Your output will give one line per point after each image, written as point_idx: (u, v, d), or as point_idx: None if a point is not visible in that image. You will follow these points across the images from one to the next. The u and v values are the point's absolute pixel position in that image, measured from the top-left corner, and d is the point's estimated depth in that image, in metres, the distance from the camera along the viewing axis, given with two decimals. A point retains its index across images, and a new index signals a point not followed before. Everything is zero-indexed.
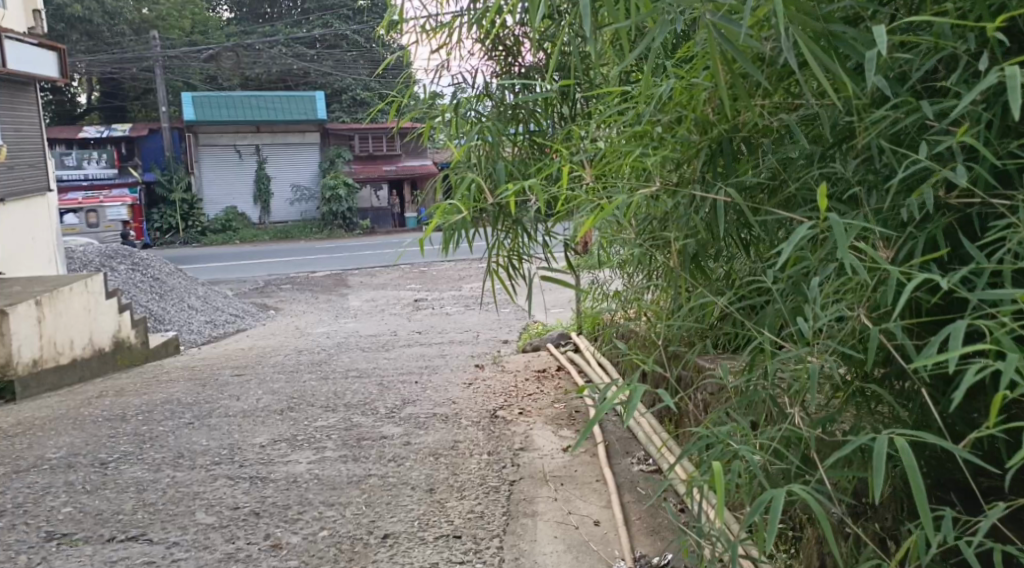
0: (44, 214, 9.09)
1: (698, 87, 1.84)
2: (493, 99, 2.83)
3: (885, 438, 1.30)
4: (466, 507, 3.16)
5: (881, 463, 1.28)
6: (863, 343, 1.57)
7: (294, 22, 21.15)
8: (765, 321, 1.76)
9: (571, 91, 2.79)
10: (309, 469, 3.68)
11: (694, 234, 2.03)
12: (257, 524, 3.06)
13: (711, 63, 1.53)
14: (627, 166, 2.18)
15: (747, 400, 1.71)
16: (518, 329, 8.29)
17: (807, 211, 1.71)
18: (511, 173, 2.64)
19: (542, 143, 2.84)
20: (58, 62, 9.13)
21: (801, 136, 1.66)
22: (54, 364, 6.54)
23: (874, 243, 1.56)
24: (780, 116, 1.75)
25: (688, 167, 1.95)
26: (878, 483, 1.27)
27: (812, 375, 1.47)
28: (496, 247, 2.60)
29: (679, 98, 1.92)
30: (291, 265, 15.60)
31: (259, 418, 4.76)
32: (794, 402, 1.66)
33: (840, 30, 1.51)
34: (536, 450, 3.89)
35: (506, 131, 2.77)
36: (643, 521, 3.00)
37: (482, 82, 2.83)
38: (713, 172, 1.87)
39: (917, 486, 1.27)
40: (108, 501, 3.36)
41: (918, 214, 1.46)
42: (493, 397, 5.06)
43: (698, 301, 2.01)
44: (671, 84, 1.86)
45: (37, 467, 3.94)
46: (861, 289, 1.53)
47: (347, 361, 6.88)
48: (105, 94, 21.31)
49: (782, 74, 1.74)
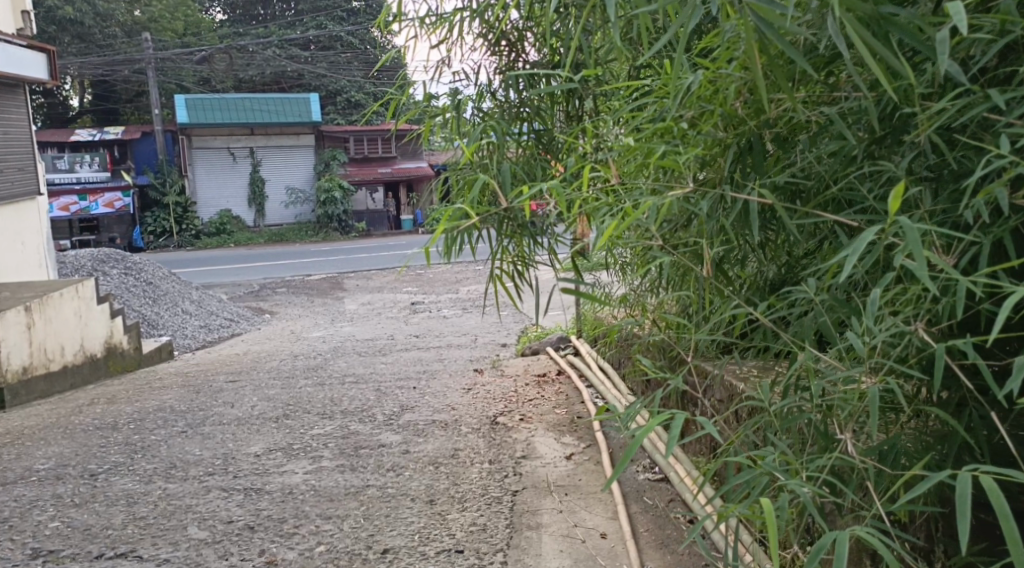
0: (34, 218, 8.96)
1: (727, 81, 1.75)
2: (496, 97, 2.73)
3: (968, 475, 1.21)
4: (468, 519, 3.06)
5: (967, 507, 1.20)
6: (922, 357, 1.48)
7: (287, 24, 21.05)
8: (806, 330, 1.67)
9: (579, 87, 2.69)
10: (305, 479, 3.58)
11: (720, 238, 1.94)
12: (252, 539, 2.95)
13: (747, 52, 1.44)
14: (644, 166, 2.09)
15: (790, 422, 1.61)
16: (516, 332, 8.20)
17: (855, 215, 1.61)
18: (516, 173, 2.55)
19: (552, 141, 2.73)
20: (48, 64, 9.00)
21: (846, 130, 1.57)
22: (44, 371, 6.42)
23: (934, 248, 1.47)
24: (819, 110, 1.67)
25: (714, 167, 1.87)
26: (966, 530, 1.18)
27: (873, 399, 1.38)
28: (502, 253, 2.51)
29: (704, 93, 1.83)
30: (286, 268, 15.47)
31: (253, 426, 4.65)
32: (843, 423, 1.56)
33: (891, 12, 1.43)
34: (539, 458, 3.79)
35: (513, 130, 2.66)
36: (651, 534, 2.90)
37: (485, 79, 2.72)
38: (743, 171, 1.79)
39: (1011, 532, 1.18)
40: (97, 515, 3.26)
41: (990, 216, 1.36)
42: (493, 402, 4.96)
43: (726, 307, 1.92)
44: (698, 76, 1.77)
45: (25, 479, 3.83)
46: (920, 303, 1.44)
47: (344, 366, 6.77)
48: (97, 97, 21.17)
49: (820, 65, 1.65)
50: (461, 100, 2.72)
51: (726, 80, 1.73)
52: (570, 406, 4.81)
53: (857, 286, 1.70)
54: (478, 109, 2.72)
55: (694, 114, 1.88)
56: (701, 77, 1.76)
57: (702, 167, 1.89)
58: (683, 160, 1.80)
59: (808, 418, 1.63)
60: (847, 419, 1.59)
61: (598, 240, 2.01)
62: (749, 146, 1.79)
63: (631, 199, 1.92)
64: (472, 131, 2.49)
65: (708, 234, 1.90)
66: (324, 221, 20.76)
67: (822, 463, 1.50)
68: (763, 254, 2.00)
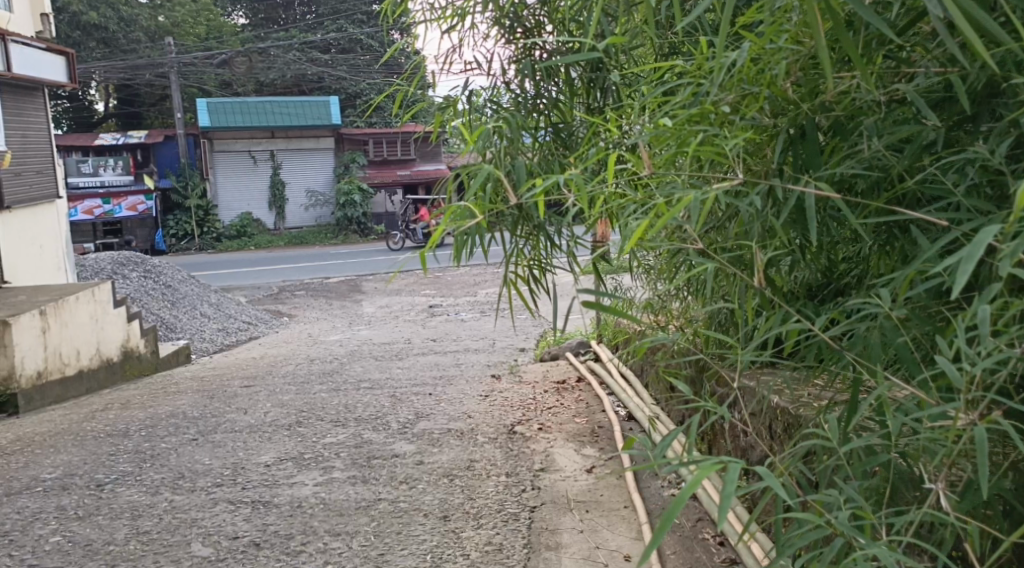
0: (53, 222, 8.92)
1: (778, 57, 1.61)
2: (512, 91, 2.60)
3: None
4: (483, 538, 2.93)
5: None
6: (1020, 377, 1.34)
7: (308, 27, 21.05)
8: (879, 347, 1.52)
9: (601, 77, 2.54)
10: (315, 492, 3.45)
11: (765, 238, 1.78)
12: (257, 557, 2.84)
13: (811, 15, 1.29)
14: (675, 160, 1.93)
15: (868, 466, 1.45)
16: (534, 336, 8.07)
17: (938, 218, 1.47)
18: (533, 170, 2.39)
19: (572, 137, 2.58)
20: (66, 67, 8.96)
21: (932, 110, 1.44)
22: (59, 375, 6.36)
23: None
24: (891, 87, 1.54)
25: (759, 156, 1.74)
26: None
27: (980, 442, 1.24)
28: (516, 256, 2.36)
29: (748, 74, 1.69)
30: (304, 271, 15.41)
31: (265, 434, 4.54)
32: (929, 466, 1.42)
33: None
34: (558, 471, 3.65)
35: (529, 125, 2.51)
36: (678, 557, 2.78)
37: (499, 72, 2.58)
38: (796, 160, 1.64)
39: None
40: (99, 528, 3.15)
41: None
42: (510, 411, 4.82)
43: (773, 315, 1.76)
44: (743, 52, 1.63)
45: (30, 489, 3.74)
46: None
47: (360, 371, 6.65)
48: (121, 101, 21.26)
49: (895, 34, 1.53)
50: (474, 95, 2.59)
51: (776, 55, 1.59)
52: (591, 415, 4.67)
53: (937, 304, 1.57)
54: (491, 104, 2.60)
55: (735, 99, 1.73)
56: (747, 53, 1.62)
57: (747, 157, 1.75)
58: (730, 146, 1.64)
59: (885, 459, 1.48)
60: (932, 460, 1.45)
61: (627, 240, 1.84)
62: (800, 134, 1.66)
63: (665, 194, 1.76)
64: (481, 124, 2.32)
65: (752, 234, 1.75)
66: (344, 223, 20.69)
67: (911, 517, 1.36)
68: (809, 258, 1.85)
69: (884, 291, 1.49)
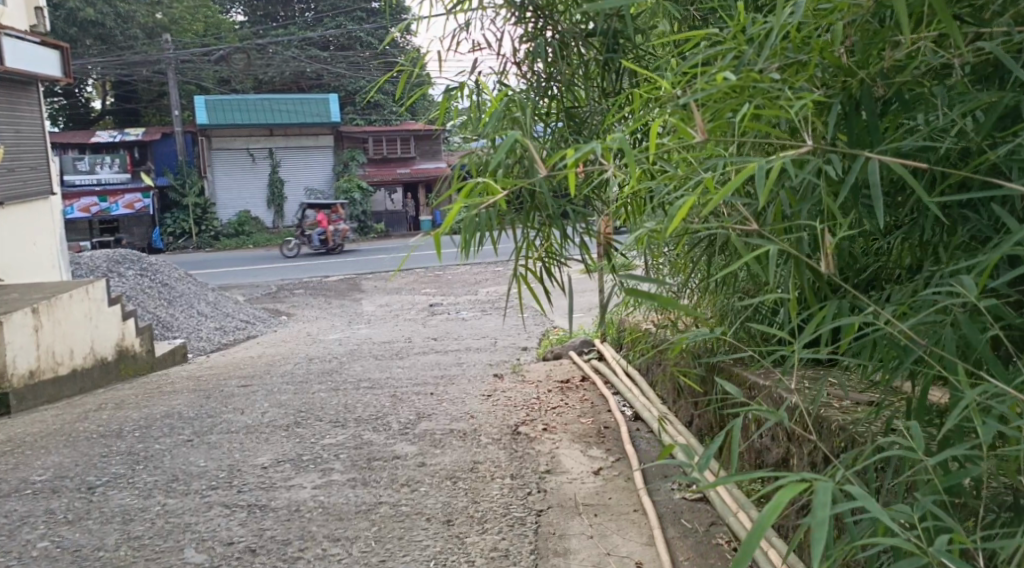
0: (48, 219, 8.80)
1: (834, 20, 1.55)
2: (522, 75, 2.48)
3: None
4: (488, 543, 2.81)
5: None
6: None
7: (307, 24, 20.93)
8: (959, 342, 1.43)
9: (613, 60, 2.41)
10: (314, 495, 3.33)
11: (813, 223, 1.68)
12: (253, 564, 2.72)
13: None
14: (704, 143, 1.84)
15: (959, 480, 1.36)
16: (537, 335, 7.95)
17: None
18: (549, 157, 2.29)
19: (586, 126, 2.47)
20: (61, 60, 8.82)
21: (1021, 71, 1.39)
22: (52, 375, 6.23)
23: None
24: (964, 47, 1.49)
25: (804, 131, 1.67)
26: None
27: None
28: (527, 247, 2.23)
29: (794, 40, 1.60)
30: (303, 270, 15.28)
31: (262, 435, 4.41)
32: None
33: None
34: (565, 473, 3.53)
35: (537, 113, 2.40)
36: (692, 563, 2.67)
37: (509, 53, 2.46)
38: (856, 134, 1.55)
39: None
40: (88, 533, 3.03)
41: None
42: (514, 411, 4.70)
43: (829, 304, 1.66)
44: (794, 16, 1.55)
45: (19, 492, 3.61)
46: None
47: (360, 371, 6.52)
48: (118, 98, 21.11)
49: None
50: (483, 78, 2.48)
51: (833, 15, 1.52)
52: (597, 415, 4.55)
53: (1008, 295, 1.53)
54: (496, 90, 2.49)
55: (779, 68, 1.64)
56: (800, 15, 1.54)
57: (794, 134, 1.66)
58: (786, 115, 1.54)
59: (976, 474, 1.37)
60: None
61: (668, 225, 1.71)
62: (855, 105, 1.58)
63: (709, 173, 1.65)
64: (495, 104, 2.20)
65: (805, 216, 1.64)
66: None
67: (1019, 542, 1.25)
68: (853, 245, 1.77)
69: (968, 281, 1.42)
